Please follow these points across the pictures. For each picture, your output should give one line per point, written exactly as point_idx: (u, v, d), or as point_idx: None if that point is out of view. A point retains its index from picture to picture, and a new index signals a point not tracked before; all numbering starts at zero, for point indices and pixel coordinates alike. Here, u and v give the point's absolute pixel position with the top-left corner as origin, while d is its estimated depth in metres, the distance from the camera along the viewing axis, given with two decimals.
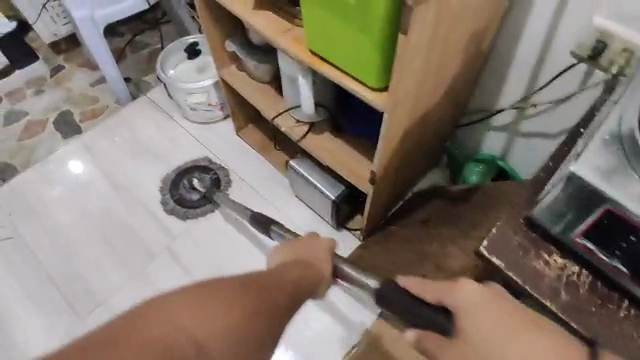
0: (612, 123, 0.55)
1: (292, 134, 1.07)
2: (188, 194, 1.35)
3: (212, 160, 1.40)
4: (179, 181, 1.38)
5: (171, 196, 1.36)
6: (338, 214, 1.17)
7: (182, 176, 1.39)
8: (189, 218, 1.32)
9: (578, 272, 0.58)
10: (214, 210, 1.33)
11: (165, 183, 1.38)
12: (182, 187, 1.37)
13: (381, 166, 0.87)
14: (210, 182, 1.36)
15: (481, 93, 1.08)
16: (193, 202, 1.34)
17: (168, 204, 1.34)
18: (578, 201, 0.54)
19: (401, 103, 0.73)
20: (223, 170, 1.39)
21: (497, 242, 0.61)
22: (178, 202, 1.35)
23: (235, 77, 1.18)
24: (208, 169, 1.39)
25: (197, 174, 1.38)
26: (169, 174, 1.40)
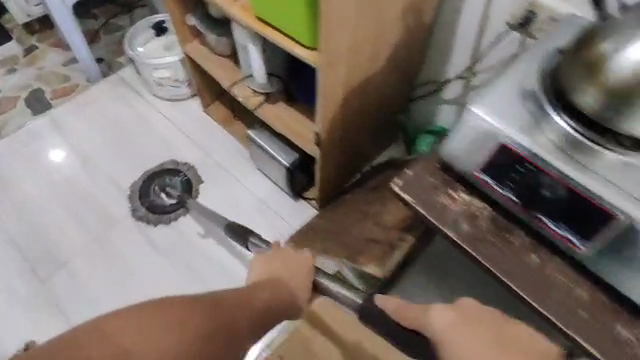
0: (508, 82, 0.65)
1: (248, 103, 1.11)
2: (159, 199, 1.34)
3: (179, 161, 1.40)
4: (147, 188, 1.36)
5: (141, 204, 1.33)
6: (293, 182, 1.23)
7: (149, 183, 1.37)
8: (161, 223, 1.30)
9: (481, 206, 0.63)
10: (186, 213, 1.32)
11: (134, 190, 1.36)
12: (152, 192, 1.35)
13: (324, 128, 0.93)
14: (180, 184, 1.36)
15: (431, 66, 1.16)
16: (164, 207, 1.33)
17: (138, 211, 1.32)
18: (479, 139, 0.59)
19: (335, 62, 0.78)
20: (191, 170, 1.38)
21: (411, 184, 0.65)
22: (148, 209, 1.32)
23: (197, 51, 1.22)
24: (176, 172, 1.38)
25: (165, 179, 1.38)
26: (136, 181, 1.37)
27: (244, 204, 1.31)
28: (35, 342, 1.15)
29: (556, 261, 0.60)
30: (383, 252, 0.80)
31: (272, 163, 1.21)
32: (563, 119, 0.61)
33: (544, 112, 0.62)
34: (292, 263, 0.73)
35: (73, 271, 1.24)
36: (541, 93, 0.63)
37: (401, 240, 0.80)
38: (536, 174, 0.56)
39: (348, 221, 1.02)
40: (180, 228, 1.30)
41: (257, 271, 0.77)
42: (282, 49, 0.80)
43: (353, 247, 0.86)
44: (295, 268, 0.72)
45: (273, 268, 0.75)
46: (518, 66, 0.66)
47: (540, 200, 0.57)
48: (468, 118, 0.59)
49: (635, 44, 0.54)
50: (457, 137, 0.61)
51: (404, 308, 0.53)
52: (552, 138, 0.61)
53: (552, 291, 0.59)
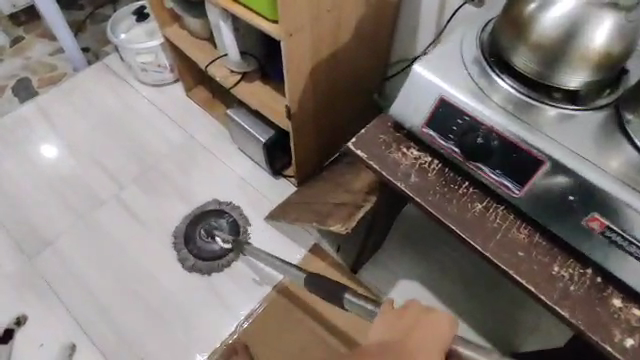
0: (449, 45, 0.68)
1: (226, 82, 1.16)
2: (207, 245, 1.27)
3: (222, 201, 1.33)
4: (192, 232, 1.29)
5: (189, 252, 1.26)
6: (273, 160, 1.27)
7: (194, 227, 1.29)
8: (215, 272, 1.24)
9: (430, 161, 0.68)
10: (240, 258, 1.25)
11: (178, 235, 1.29)
12: (198, 238, 1.28)
13: (294, 100, 0.97)
14: (227, 227, 1.28)
15: (400, 44, 1.19)
16: (214, 252, 1.26)
17: (188, 261, 1.25)
18: (424, 96, 0.64)
19: (297, 34, 0.82)
20: (236, 209, 1.31)
21: (366, 140, 0.70)
22: (197, 256, 1.26)
23: (177, 34, 1.26)
24: (222, 213, 1.31)
25: (210, 221, 1.30)
26: (179, 226, 1.30)
27: (226, 184, 1.36)
28: (25, 316, 1.19)
29: (498, 208, 0.65)
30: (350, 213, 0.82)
31: (251, 141, 1.24)
32: (502, 79, 0.64)
33: (485, 73, 0.65)
34: (422, 325, 0.54)
35: (61, 250, 1.28)
36: (482, 56, 0.67)
37: (365, 201, 0.82)
38: (474, 125, 0.61)
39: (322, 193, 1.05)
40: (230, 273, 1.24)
41: (379, 335, 0.55)
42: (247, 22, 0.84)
43: (323, 211, 0.90)
44: (426, 328, 0.54)
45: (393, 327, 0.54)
46: (460, 35, 0.71)
47: (480, 149, 0.61)
48: (413, 78, 0.64)
49: (558, 2, 0.57)
50: (405, 96, 0.66)
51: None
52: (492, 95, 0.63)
53: (493, 234, 0.63)
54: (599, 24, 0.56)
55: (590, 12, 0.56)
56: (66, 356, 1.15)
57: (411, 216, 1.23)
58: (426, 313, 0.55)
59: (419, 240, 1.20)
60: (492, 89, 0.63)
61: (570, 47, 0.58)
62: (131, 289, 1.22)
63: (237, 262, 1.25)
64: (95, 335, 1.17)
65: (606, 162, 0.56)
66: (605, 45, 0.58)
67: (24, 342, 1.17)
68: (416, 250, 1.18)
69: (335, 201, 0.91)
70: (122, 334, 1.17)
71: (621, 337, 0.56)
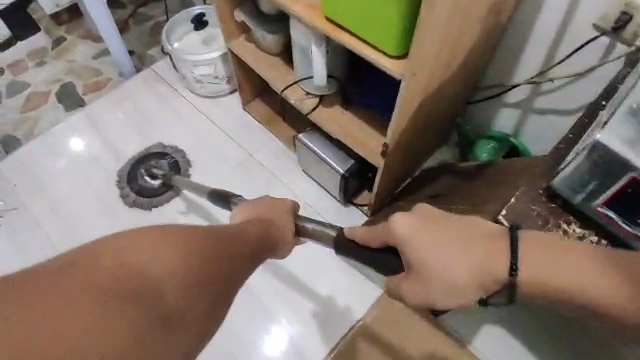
0: (633, 98, 0.53)
1: (302, 106, 1.05)
2: (147, 183, 1.32)
3: (165, 144, 1.38)
4: (135, 172, 1.34)
5: (130, 189, 1.32)
6: (346, 189, 1.17)
7: (136, 167, 1.35)
8: (155, 206, 1.29)
9: (597, 242, 0.57)
10: (176, 197, 1.31)
11: (122, 174, 1.34)
12: (139, 177, 1.33)
13: (395, 139, 0.87)
14: (167, 167, 1.34)
15: (496, 67, 1.06)
16: (152, 190, 1.31)
17: (129, 196, 1.31)
18: (605, 172, 0.53)
19: (420, 72, 0.72)
20: (179, 152, 1.36)
21: (515, 211, 0.60)
22: (138, 193, 1.31)
23: (243, 48, 1.15)
24: (163, 154, 1.36)
25: (152, 161, 1.35)
26: (124, 166, 1.36)
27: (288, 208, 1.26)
28: None
29: None
30: None
31: (323, 168, 1.15)
32: None
33: None
34: (274, 209, 0.67)
35: None
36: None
37: None
38: None
39: None
40: (167, 212, 1.29)
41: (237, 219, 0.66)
42: (362, 57, 0.74)
43: None
44: (278, 209, 0.67)
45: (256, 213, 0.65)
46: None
47: None
48: (592, 149, 0.53)
49: None
50: (577, 169, 0.55)
51: (369, 234, 0.60)
52: None
53: None
54: None
55: None
56: None
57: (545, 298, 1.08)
58: (273, 203, 0.67)
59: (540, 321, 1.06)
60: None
61: None
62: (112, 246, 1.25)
63: (173, 199, 1.30)
64: None
65: None
66: None
67: None
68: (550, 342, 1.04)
69: None
70: None
71: None
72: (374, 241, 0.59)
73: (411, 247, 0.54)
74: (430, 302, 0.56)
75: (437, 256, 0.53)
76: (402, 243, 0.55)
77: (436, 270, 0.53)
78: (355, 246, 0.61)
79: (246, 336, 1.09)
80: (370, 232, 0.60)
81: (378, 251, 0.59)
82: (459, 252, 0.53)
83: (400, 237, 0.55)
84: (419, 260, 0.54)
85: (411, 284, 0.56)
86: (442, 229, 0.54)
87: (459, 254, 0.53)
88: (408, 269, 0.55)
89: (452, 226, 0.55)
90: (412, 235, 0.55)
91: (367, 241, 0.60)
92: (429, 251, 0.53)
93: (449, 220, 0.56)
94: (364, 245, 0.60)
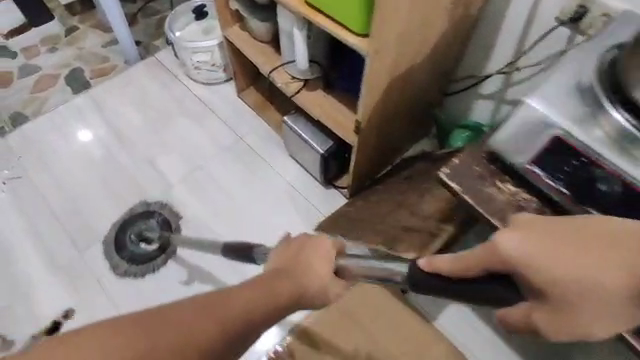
0: (558, 75, 0.63)
1: (287, 88, 1.13)
2: (138, 248, 1.25)
3: (149, 202, 1.33)
4: (122, 238, 1.27)
5: (121, 258, 1.24)
6: (326, 170, 1.23)
7: (123, 233, 1.27)
8: (150, 273, 1.22)
9: (527, 198, 0.63)
10: (171, 260, 1.24)
11: (108, 242, 1.26)
12: (128, 243, 1.26)
13: (365, 116, 0.94)
14: (157, 226, 1.29)
15: (471, 60, 1.14)
16: (146, 254, 1.25)
17: (119, 267, 1.22)
18: (533, 131, 0.61)
19: (385, 49, 0.79)
20: (165, 208, 1.32)
21: (457, 169, 0.66)
22: (129, 262, 1.23)
23: (238, 36, 1.24)
24: (150, 214, 1.31)
25: (140, 224, 1.29)
26: (108, 233, 1.27)
27: (273, 187, 1.34)
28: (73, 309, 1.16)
29: None
30: (421, 241, 0.80)
31: (305, 149, 1.22)
32: (617, 110, 0.58)
33: (598, 105, 0.60)
34: (314, 248, 0.52)
35: (110, 242, 1.26)
36: (597, 83, 0.61)
37: (439, 229, 0.81)
38: (590, 169, 0.57)
39: (384, 212, 1.01)
40: (163, 277, 1.22)
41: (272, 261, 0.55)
42: (332, 36, 0.81)
43: (389, 234, 0.88)
44: (318, 248, 0.52)
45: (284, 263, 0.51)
46: (570, 59, 0.65)
47: (594, 194, 0.57)
48: (523, 111, 0.61)
49: None
50: (510, 129, 0.62)
51: (457, 262, 0.40)
52: (600, 126, 0.58)
53: None
54: None
55: None
56: None
57: None
58: (312, 242, 0.53)
59: None
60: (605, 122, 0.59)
61: None
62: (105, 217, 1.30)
63: (167, 264, 1.24)
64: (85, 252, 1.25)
65: None
66: None
67: None
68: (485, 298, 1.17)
69: (403, 224, 0.89)
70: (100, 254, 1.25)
71: None
72: (467, 267, 0.39)
73: (531, 272, 0.35)
74: (585, 337, 0.36)
75: (575, 287, 0.34)
76: (517, 271, 0.36)
77: (579, 297, 0.34)
78: (438, 279, 0.41)
79: None
80: (459, 260, 0.40)
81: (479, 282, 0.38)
82: (607, 260, 0.34)
83: (505, 265, 0.36)
84: (550, 287, 0.35)
85: (548, 316, 0.36)
86: (558, 238, 0.36)
87: (607, 261, 0.34)
88: (534, 297, 0.36)
89: (575, 229, 0.36)
90: (529, 256, 0.36)
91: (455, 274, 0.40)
92: (552, 273, 0.35)
93: (559, 221, 0.37)
94: (453, 276, 0.40)
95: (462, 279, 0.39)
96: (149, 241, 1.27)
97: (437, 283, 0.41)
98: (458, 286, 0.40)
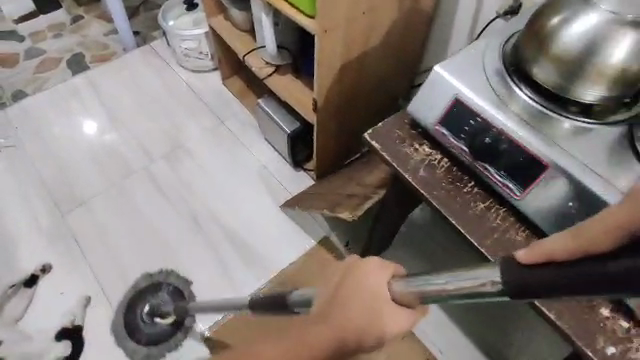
0: (469, 52, 0.72)
1: (260, 72, 1.22)
2: (153, 326, 1.15)
3: (155, 272, 1.23)
4: (132, 319, 1.16)
5: (136, 342, 1.13)
6: (295, 151, 1.32)
7: (132, 314, 1.16)
8: (171, 351, 1.12)
9: (439, 158, 0.71)
10: (190, 333, 1.14)
11: (118, 328, 1.15)
12: (140, 322, 1.15)
13: (322, 94, 1.02)
14: (169, 298, 1.19)
15: (431, 54, 1.23)
16: (162, 331, 1.14)
17: (138, 353, 1.11)
18: (441, 97, 0.69)
19: (331, 30, 0.89)
20: (171, 275, 1.22)
21: (380, 131, 0.74)
22: (147, 343, 1.12)
23: (221, 25, 1.34)
24: (158, 286, 1.21)
25: (149, 299, 1.19)
26: (117, 317, 1.16)
27: (245, 166, 1.41)
28: (51, 265, 1.23)
29: (500, 209, 0.68)
30: (357, 203, 0.88)
31: (276, 130, 1.31)
32: (514, 84, 0.67)
33: (502, 79, 0.69)
34: (356, 276, 0.35)
35: (91, 209, 1.34)
36: (502, 62, 0.70)
37: (373, 193, 0.89)
38: (486, 128, 0.65)
39: (338, 185, 1.09)
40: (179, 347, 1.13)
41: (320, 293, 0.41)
42: (289, 17, 0.92)
43: (335, 201, 0.95)
44: (366, 278, 0.35)
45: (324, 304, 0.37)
46: (482, 41, 0.74)
47: (488, 149, 0.65)
48: (434, 79, 0.69)
49: (581, 18, 0.59)
50: (424, 96, 0.70)
51: (569, 236, 0.25)
52: (499, 95, 0.67)
53: (492, 233, 0.66)
54: (621, 42, 0.58)
55: (610, 34, 0.58)
56: (81, 309, 1.17)
57: (448, 248, 1.25)
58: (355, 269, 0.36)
59: (434, 255, 1.24)
60: (510, 98, 0.66)
61: (594, 64, 0.60)
62: (89, 187, 1.38)
63: (185, 341, 1.13)
64: (67, 216, 1.32)
65: (604, 171, 0.60)
66: (626, 64, 0.59)
67: (45, 288, 1.20)
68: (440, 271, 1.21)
69: (348, 192, 0.96)
70: (80, 221, 1.31)
71: (603, 345, 0.60)
72: (589, 241, 0.23)
73: None
74: None
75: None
76: None
77: None
78: (552, 269, 0.24)
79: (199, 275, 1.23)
80: (572, 237, 0.24)
81: (619, 258, 0.21)
82: None
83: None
84: None
85: None
86: None
87: None
88: None
89: None
90: None
91: (575, 248, 0.24)
92: None
93: None
94: (567, 256, 0.24)
95: (589, 257, 0.23)
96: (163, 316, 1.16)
97: (556, 274, 0.24)
98: (589, 269, 0.22)
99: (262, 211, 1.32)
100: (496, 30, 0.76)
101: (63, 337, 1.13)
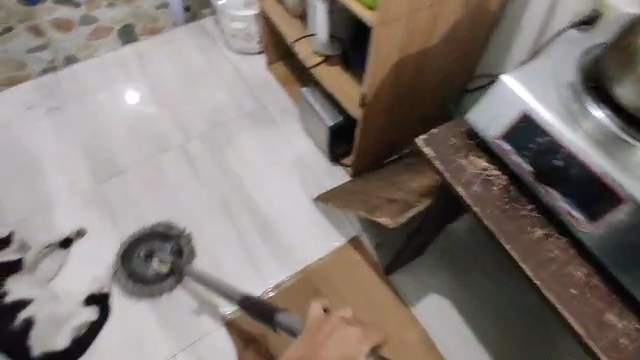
0: (540, 62, 0.65)
1: (307, 60, 1.18)
2: (144, 267, 1.20)
3: (173, 226, 1.26)
4: (132, 252, 1.22)
5: (123, 271, 1.19)
6: (334, 145, 1.29)
7: (134, 249, 1.22)
8: (147, 297, 1.17)
9: (497, 174, 0.66)
10: (175, 288, 1.18)
11: (118, 254, 1.22)
12: (136, 259, 1.21)
13: (372, 89, 0.98)
14: (170, 252, 1.21)
15: (491, 58, 1.16)
16: (148, 277, 1.19)
17: (122, 282, 1.18)
18: (506, 106, 0.63)
19: (392, 22, 0.84)
20: (184, 236, 1.25)
21: (434, 137, 0.69)
22: (132, 279, 1.18)
23: (272, 7, 1.31)
24: (168, 238, 1.24)
25: (155, 244, 1.23)
26: (121, 245, 1.23)
27: (282, 155, 1.39)
28: (85, 229, 1.26)
29: (558, 237, 0.62)
30: (399, 210, 0.82)
31: (317, 122, 1.27)
32: (591, 103, 0.61)
33: (576, 95, 0.62)
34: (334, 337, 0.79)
35: (127, 180, 1.35)
36: (578, 77, 0.64)
37: (418, 201, 0.84)
38: (554, 147, 0.59)
39: (375, 187, 1.05)
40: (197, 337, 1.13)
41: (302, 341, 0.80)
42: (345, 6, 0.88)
43: (374, 204, 0.92)
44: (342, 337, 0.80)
45: (310, 340, 0.79)
46: (555, 50, 0.67)
47: (555, 171, 0.60)
48: (500, 87, 0.63)
49: None
50: (486, 104, 0.65)
51: None
52: (573, 114, 0.60)
53: (549, 265, 0.60)
54: None
55: None
56: (109, 277, 1.19)
57: (487, 267, 1.19)
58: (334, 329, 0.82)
59: (469, 271, 1.19)
60: (583, 117, 0.60)
61: None
62: (127, 157, 1.40)
63: (205, 333, 1.14)
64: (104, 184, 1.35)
65: None
66: None
67: (77, 252, 1.23)
68: (479, 292, 1.16)
69: (388, 196, 0.92)
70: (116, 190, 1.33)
71: None
72: None
73: None
74: None
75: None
76: None
77: None
78: None
79: (224, 259, 1.22)
80: None
81: None
82: None
83: None
84: None
85: None
86: None
87: None
88: None
89: None
90: None
91: None
92: None
93: None
94: None
95: None
96: (157, 263, 1.20)
97: None
98: None
99: (296, 202, 1.30)
100: (575, 40, 0.70)
101: (89, 302, 1.16)
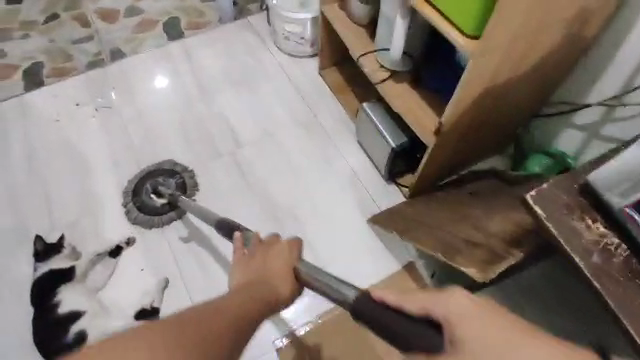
0: None
1: (373, 75, 1.11)
2: (150, 201, 1.29)
3: (177, 164, 1.35)
4: (141, 185, 1.31)
5: (133, 203, 1.29)
6: (393, 166, 1.23)
7: (141, 182, 1.31)
8: (154, 227, 1.25)
9: (616, 244, 0.71)
10: (180, 219, 1.26)
11: (128, 188, 1.31)
12: (144, 192, 1.30)
13: (450, 118, 0.91)
14: (173, 185, 1.31)
15: (573, 85, 1.06)
16: (155, 208, 1.28)
17: (131, 213, 1.27)
18: None
19: (486, 55, 0.78)
20: (188, 172, 1.34)
21: (545, 195, 0.74)
22: (139, 209, 1.28)
23: (334, 14, 1.23)
24: (173, 173, 1.33)
25: (159, 177, 1.33)
26: (130, 180, 1.33)
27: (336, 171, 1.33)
28: (134, 238, 1.24)
29: None
30: (486, 261, 0.77)
31: (377, 140, 1.21)
32: None
33: None
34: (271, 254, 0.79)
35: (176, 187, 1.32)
36: None
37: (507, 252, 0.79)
38: None
39: (442, 217, 0.99)
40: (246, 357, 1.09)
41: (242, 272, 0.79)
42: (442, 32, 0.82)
43: (451, 244, 0.86)
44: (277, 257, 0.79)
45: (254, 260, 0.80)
46: None
47: None
48: None
49: None
50: None
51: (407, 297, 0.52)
52: None
53: None
54: None
55: None
56: (159, 289, 1.18)
57: (551, 308, 1.13)
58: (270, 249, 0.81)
59: (528, 308, 1.13)
60: None
61: None
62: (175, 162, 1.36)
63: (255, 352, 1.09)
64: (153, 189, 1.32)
65: None
66: None
67: (127, 262, 1.21)
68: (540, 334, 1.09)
69: (468, 238, 0.86)
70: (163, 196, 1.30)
71: None
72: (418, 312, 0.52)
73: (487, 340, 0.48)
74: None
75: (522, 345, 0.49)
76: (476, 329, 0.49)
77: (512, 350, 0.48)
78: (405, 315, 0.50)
79: None
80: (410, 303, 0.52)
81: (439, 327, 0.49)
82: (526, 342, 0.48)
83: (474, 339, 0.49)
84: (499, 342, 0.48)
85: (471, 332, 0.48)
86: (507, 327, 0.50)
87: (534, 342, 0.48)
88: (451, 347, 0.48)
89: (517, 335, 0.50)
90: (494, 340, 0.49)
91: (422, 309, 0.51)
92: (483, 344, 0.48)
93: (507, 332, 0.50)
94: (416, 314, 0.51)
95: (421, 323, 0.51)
96: (161, 195, 1.29)
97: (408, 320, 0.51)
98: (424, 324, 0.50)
99: (349, 221, 1.25)
100: None
101: (141, 316, 1.15)
